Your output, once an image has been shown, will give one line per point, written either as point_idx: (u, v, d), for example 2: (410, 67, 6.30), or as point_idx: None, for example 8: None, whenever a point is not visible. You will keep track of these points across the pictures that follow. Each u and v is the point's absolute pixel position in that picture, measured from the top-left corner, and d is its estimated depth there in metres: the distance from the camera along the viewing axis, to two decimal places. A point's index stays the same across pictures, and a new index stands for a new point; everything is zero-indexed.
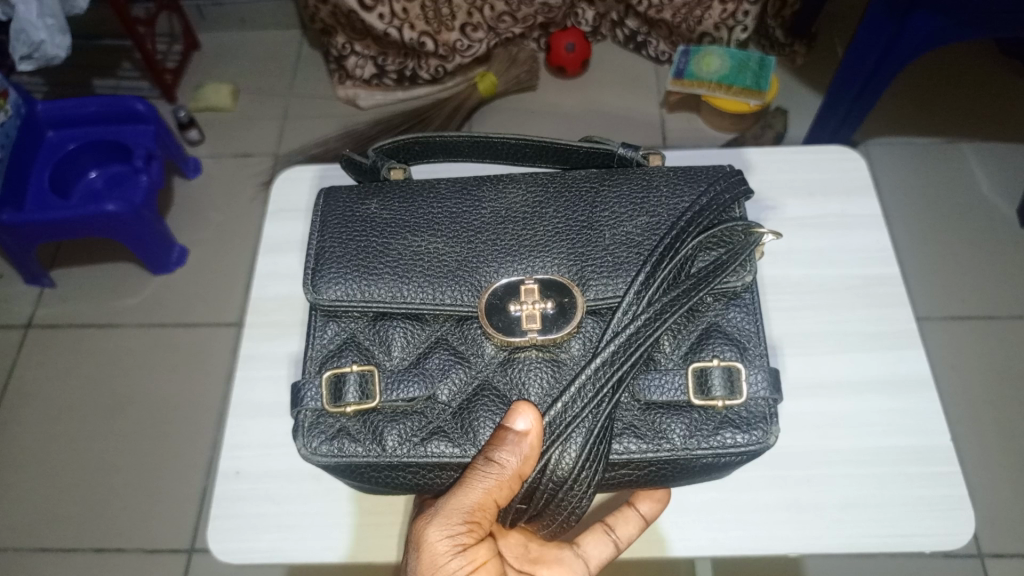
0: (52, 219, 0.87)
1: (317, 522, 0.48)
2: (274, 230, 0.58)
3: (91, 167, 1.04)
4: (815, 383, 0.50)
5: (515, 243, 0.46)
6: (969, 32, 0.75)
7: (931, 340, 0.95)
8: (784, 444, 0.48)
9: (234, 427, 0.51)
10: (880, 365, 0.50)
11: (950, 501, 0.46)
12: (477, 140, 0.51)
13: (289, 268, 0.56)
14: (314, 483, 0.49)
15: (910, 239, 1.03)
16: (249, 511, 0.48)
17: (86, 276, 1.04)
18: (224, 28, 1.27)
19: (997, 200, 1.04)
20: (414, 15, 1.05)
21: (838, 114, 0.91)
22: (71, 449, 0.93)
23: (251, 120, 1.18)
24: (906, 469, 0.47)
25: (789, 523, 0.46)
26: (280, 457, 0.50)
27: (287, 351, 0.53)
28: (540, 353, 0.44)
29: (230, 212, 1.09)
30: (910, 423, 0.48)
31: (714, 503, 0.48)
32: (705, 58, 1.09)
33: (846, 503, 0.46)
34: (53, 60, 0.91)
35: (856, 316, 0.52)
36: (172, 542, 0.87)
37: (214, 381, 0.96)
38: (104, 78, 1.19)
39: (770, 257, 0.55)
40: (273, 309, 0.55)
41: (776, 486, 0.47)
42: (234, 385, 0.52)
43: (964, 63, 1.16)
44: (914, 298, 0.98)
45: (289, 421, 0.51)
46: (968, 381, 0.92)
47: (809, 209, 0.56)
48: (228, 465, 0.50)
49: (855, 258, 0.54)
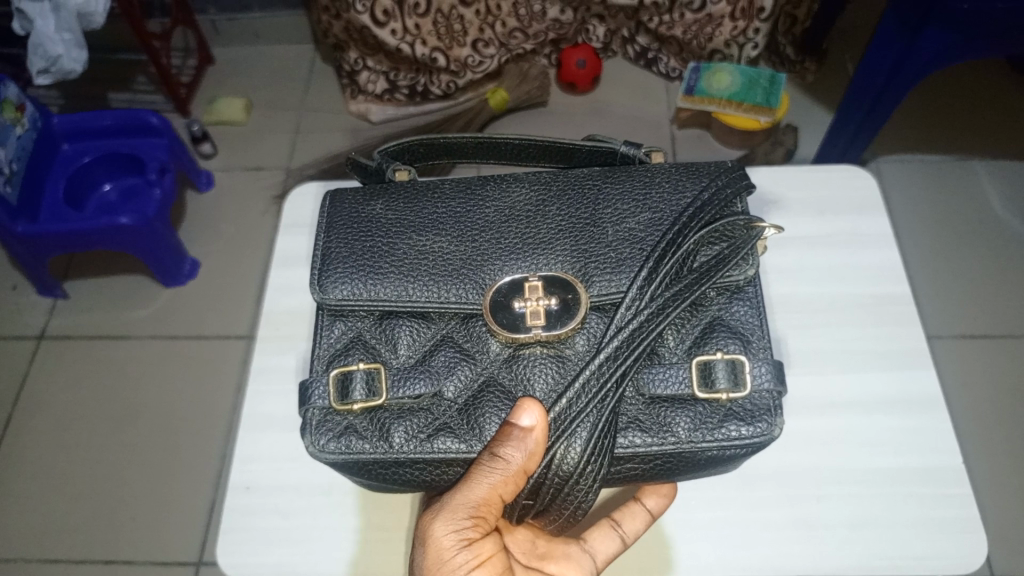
0: (65, 231, 0.89)
1: (326, 535, 0.48)
2: (285, 242, 0.59)
3: (104, 180, 1.06)
4: (825, 402, 0.50)
5: (519, 241, 0.47)
6: (980, 48, 0.75)
7: (943, 358, 0.94)
8: (793, 462, 0.48)
9: (246, 439, 0.51)
10: (886, 383, 0.50)
11: (959, 524, 0.46)
12: (481, 141, 0.52)
13: (300, 281, 0.57)
14: (324, 497, 0.50)
15: (921, 256, 1.02)
16: (259, 525, 0.49)
17: (99, 288, 1.06)
18: (238, 44, 1.30)
19: (1009, 218, 1.04)
20: (426, 31, 1.07)
21: (848, 133, 0.91)
22: (84, 460, 0.93)
23: (263, 134, 1.20)
24: (916, 490, 0.47)
25: (799, 543, 0.46)
26: (290, 470, 0.50)
27: (296, 363, 0.54)
28: (545, 350, 0.44)
29: (242, 226, 1.11)
30: (919, 443, 0.48)
31: (723, 520, 0.47)
32: (717, 75, 1.11)
33: (858, 523, 0.46)
34: (70, 74, 0.93)
35: (865, 335, 0.52)
36: (180, 555, 0.87)
37: (225, 393, 0.97)
38: (120, 92, 1.22)
39: (777, 275, 0.55)
40: (284, 322, 0.55)
41: (785, 504, 0.47)
42: (246, 398, 0.53)
43: (972, 80, 1.16)
44: (926, 316, 0.97)
45: (299, 435, 0.51)
46: (980, 399, 0.91)
47: (820, 227, 0.56)
48: (238, 478, 0.50)
49: (866, 276, 0.54)
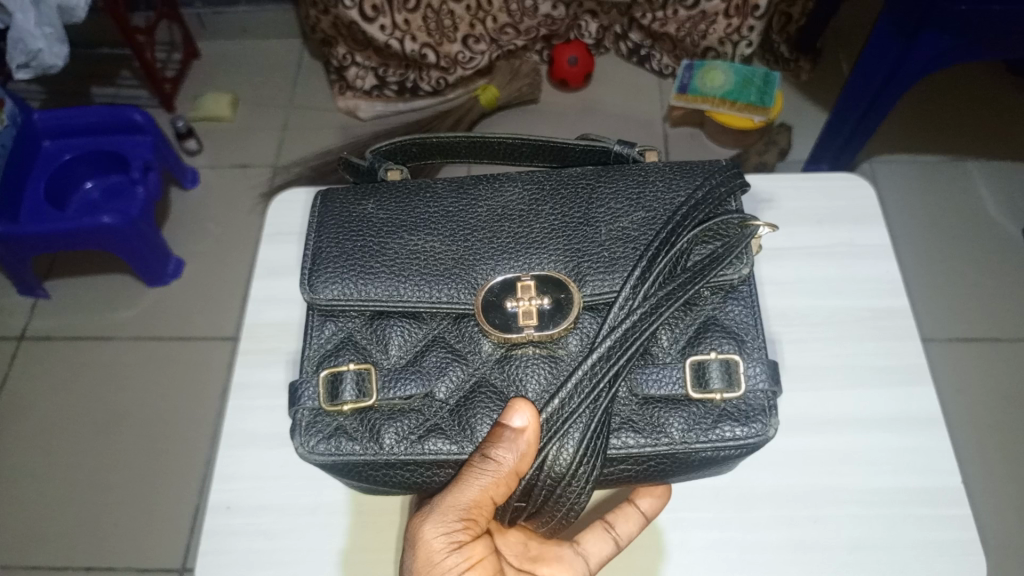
0: (46, 231, 0.87)
1: (311, 557, 0.47)
2: (271, 252, 0.57)
3: (87, 178, 1.04)
4: (822, 419, 0.50)
5: (512, 241, 0.46)
6: (975, 52, 0.75)
7: (937, 362, 0.95)
8: (790, 482, 0.48)
9: (227, 457, 0.50)
10: (889, 401, 0.50)
11: (959, 546, 0.45)
12: (474, 140, 0.51)
13: (284, 292, 0.56)
14: (308, 518, 0.49)
15: (915, 259, 1.03)
16: (242, 546, 0.48)
17: (82, 289, 1.04)
18: (225, 38, 1.29)
19: (1004, 221, 1.04)
20: (416, 27, 1.06)
21: (842, 134, 0.92)
22: (68, 464, 0.92)
23: (250, 131, 1.19)
24: (915, 510, 0.46)
25: (796, 566, 0.46)
26: (273, 489, 0.49)
27: (282, 377, 0.53)
28: (538, 350, 0.44)
29: (229, 226, 1.09)
30: (922, 462, 0.48)
31: (720, 542, 0.47)
32: (710, 73, 1.10)
33: (856, 545, 0.46)
34: (51, 69, 0.91)
35: (863, 350, 0.52)
36: (164, 561, 0.86)
37: (210, 397, 0.96)
38: (103, 86, 1.20)
39: (776, 288, 0.54)
40: (269, 335, 0.54)
41: (783, 526, 0.47)
42: (228, 413, 0.52)
43: (969, 81, 1.17)
44: (920, 319, 0.98)
45: (285, 452, 0.51)
46: (972, 404, 0.92)
47: (818, 237, 0.56)
48: (219, 498, 0.49)
49: (866, 290, 0.54)
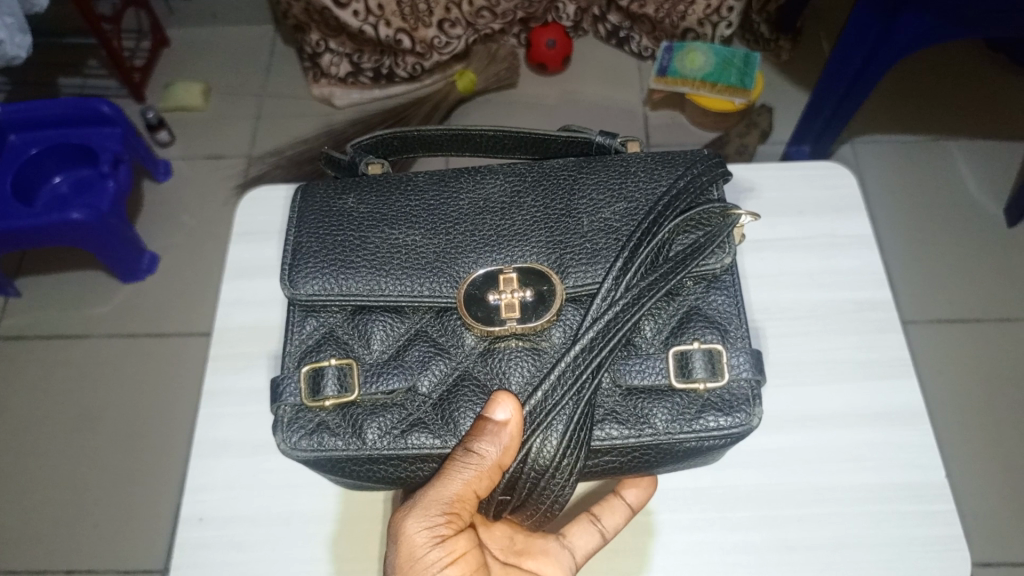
0: (15, 228, 0.85)
1: (286, 568, 0.47)
2: (240, 254, 0.56)
3: (55, 172, 1.01)
4: (804, 416, 0.50)
5: (493, 233, 0.45)
6: (957, 32, 0.75)
7: (918, 343, 0.96)
8: (773, 482, 0.48)
9: (198, 467, 0.49)
10: (870, 396, 0.50)
11: (940, 542, 0.46)
12: (455, 132, 0.50)
13: (255, 295, 0.55)
14: (282, 528, 0.48)
15: (897, 241, 1.04)
16: (216, 559, 0.47)
17: (53, 286, 1.02)
18: (195, 25, 1.25)
19: (986, 201, 1.06)
20: (390, 12, 1.03)
21: (824, 113, 0.92)
22: (42, 466, 0.90)
23: (223, 122, 1.16)
24: (899, 507, 0.47)
25: (779, 565, 0.46)
26: (244, 500, 0.49)
27: (255, 384, 0.52)
28: (520, 343, 0.43)
29: (204, 218, 1.07)
30: (908, 458, 0.48)
31: (700, 545, 0.47)
32: (689, 55, 1.09)
33: (839, 543, 0.46)
34: (14, 60, 0.88)
35: (845, 342, 0.52)
36: (144, 563, 0.85)
37: (185, 396, 0.94)
38: (70, 76, 1.17)
39: (758, 281, 0.54)
40: (241, 338, 0.53)
41: (766, 526, 0.47)
42: (197, 422, 0.51)
43: (951, 60, 1.18)
44: (902, 302, 0.99)
45: (257, 462, 0.50)
46: (952, 386, 0.93)
47: (801, 229, 0.56)
48: (190, 510, 0.48)
49: (847, 283, 0.54)
